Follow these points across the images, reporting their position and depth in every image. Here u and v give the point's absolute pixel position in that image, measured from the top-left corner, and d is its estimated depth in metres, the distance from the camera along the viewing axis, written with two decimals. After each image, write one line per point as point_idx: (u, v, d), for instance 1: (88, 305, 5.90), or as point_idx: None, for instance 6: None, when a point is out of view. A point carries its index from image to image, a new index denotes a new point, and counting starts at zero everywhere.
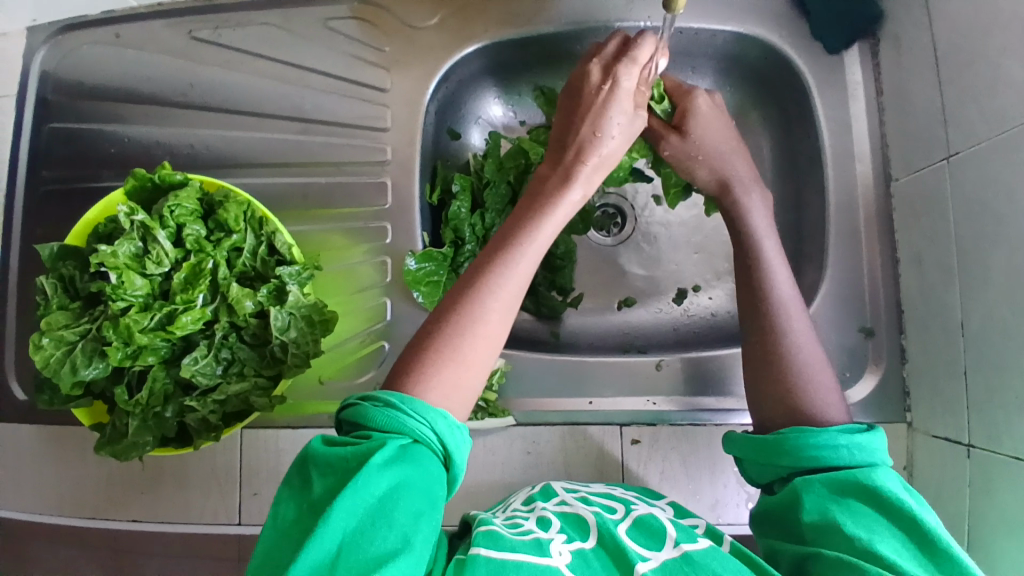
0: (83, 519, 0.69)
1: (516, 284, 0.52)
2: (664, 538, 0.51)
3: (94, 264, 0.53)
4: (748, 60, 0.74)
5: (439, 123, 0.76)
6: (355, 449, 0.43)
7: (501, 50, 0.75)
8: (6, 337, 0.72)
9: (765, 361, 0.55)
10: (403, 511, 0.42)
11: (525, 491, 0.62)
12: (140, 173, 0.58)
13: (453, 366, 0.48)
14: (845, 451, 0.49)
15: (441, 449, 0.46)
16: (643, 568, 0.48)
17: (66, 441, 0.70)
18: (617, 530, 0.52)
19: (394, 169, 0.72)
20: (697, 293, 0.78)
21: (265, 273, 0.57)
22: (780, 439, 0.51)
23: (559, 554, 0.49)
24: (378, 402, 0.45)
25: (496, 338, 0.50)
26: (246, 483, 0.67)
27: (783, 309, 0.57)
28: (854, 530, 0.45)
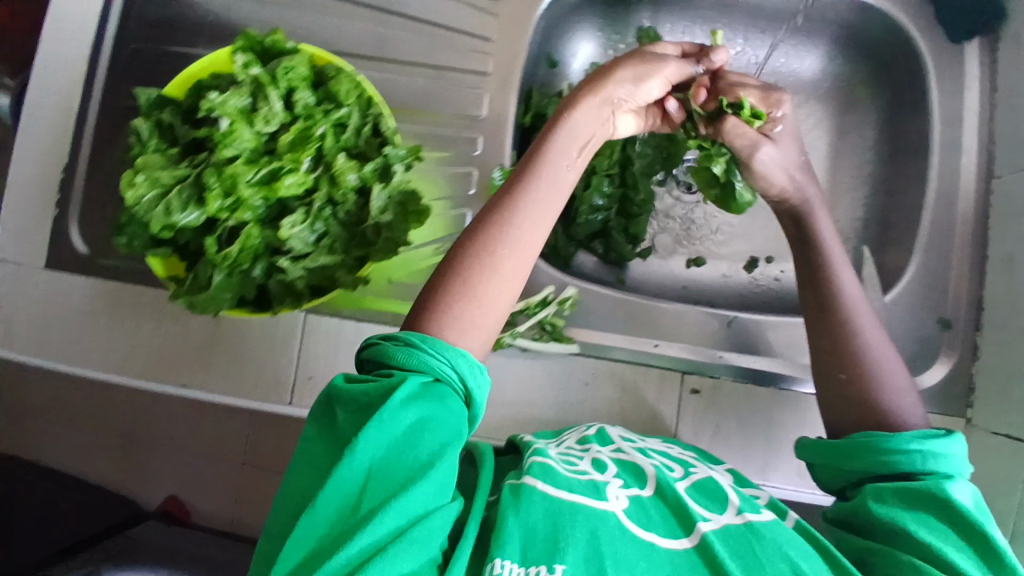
0: (129, 379, 0.69)
1: (533, 228, 0.49)
2: (727, 502, 0.51)
3: (205, 110, 0.51)
4: (866, 36, 0.73)
5: (540, 46, 0.74)
6: (377, 385, 0.43)
7: None
8: (76, 192, 0.73)
9: (833, 364, 0.57)
10: (426, 444, 0.43)
11: (580, 431, 0.62)
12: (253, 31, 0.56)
13: (467, 302, 0.47)
14: (911, 457, 0.49)
15: (463, 387, 0.45)
16: (705, 527, 0.49)
17: (124, 300, 0.70)
18: (678, 488, 0.53)
19: (493, 83, 0.70)
20: (768, 264, 0.77)
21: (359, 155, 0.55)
22: (849, 443, 0.52)
23: (616, 499, 0.51)
24: (399, 341, 0.45)
25: (513, 277, 0.48)
26: (302, 367, 0.68)
27: (850, 311, 0.57)
28: (921, 536, 0.46)
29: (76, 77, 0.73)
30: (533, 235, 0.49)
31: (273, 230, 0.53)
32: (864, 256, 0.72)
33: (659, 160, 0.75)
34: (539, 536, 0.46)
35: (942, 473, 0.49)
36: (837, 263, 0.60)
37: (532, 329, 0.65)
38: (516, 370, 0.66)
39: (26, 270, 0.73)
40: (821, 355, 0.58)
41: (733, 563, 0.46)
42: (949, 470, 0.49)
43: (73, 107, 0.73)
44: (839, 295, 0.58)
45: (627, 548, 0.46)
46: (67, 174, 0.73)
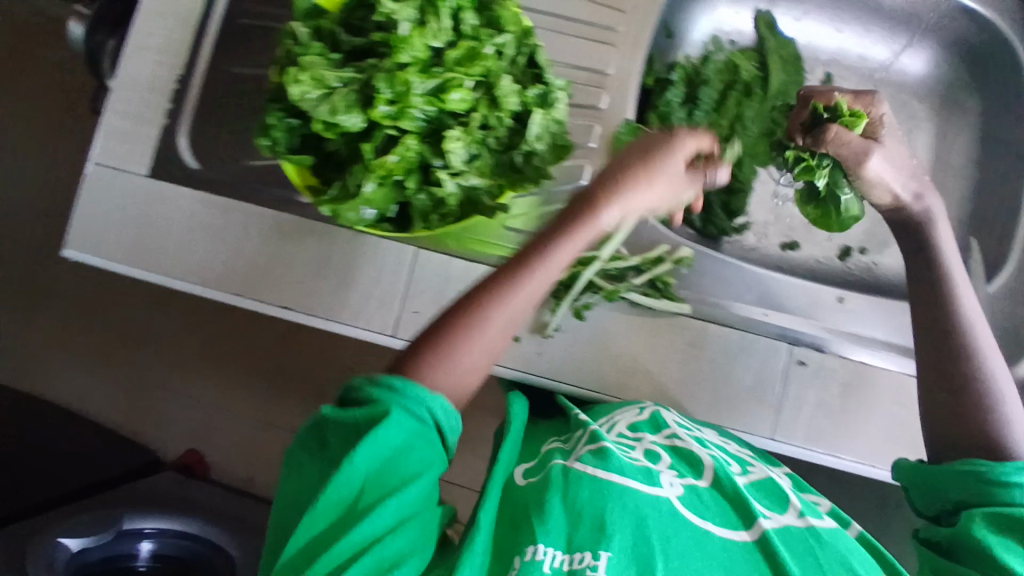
0: (230, 296, 0.69)
1: (521, 305, 0.50)
2: (788, 505, 0.53)
3: (382, 17, 0.52)
4: (973, 46, 0.77)
5: (665, 13, 0.74)
6: (364, 413, 0.46)
7: None
8: (186, 104, 0.72)
9: (944, 384, 0.55)
10: (408, 467, 0.45)
11: (632, 414, 0.62)
12: None
13: (447, 358, 0.49)
14: (1013, 490, 0.48)
15: (438, 424, 0.48)
16: (766, 523, 0.50)
17: (232, 217, 0.70)
18: (735, 481, 0.54)
19: (623, 38, 0.69)
20: (861, 254, 0.79)
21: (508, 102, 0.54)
22: (952, 470, 0.51)
23: (670, 486, 0.52)
24: (381, 384, 0.48)
25: (495, 345, 0.50)
26: (408, 301, 0.68)
27: (966, 325, 0.56)
28: (1006, 559, 0.47)
29: None
30: (524, 308, 0.50)
31: (430, 145, 0.54)
32: (972, 248, 0.75)
33: (763, 143, 0.74)
34: (584, 520, 0.47)
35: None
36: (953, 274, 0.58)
37: (642, 286, 0.65)
38: (625, 325, 0.66)
39: (128, 177, 0.71)
40: (937, 362, 0.55)
41: (791, 559, 0.48)
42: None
43: (192, 18, 0.72)
44: (959, 311, 0.56)
45: (679, 533, 0.48)
46: (180, 85, 0.72)
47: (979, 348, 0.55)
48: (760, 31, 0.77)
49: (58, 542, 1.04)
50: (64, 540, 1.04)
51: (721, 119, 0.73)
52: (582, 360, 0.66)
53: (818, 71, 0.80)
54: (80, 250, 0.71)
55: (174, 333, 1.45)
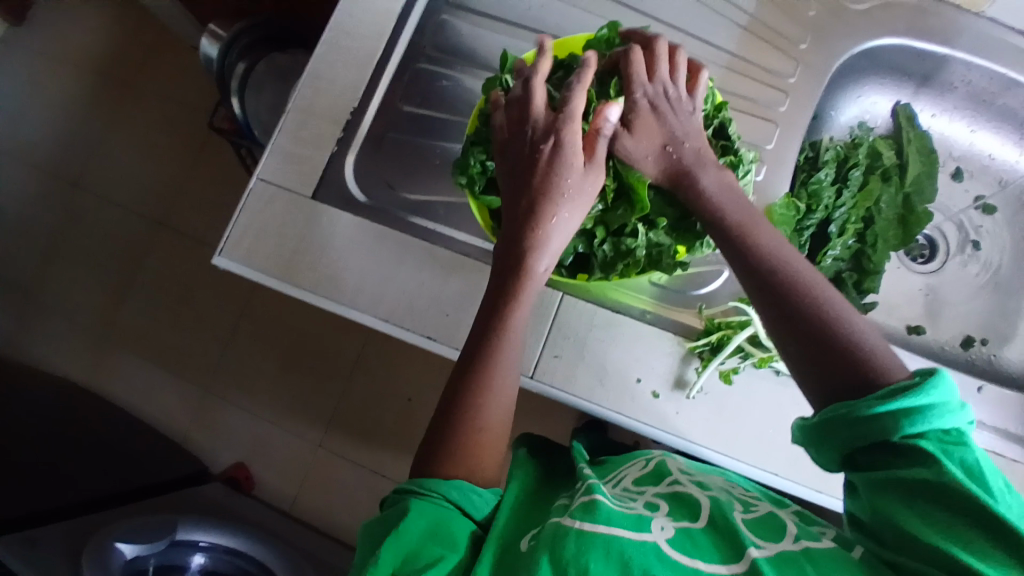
0: (376, 320, 0.71)
1: (495, 378, 0.58)
2: (785, 533, 0.53)
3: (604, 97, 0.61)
4: None
5: (821, 100, 0.78)
6: (391, 515, 0.52)
7: (909, 54, 0.78)
8: (356, 133, 0.76)
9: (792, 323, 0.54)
10: (430, 548, 0.49)
11: (638, 471, 0.67)
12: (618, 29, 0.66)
13: (458, 451, 0.56)
14: (885, 416, 0.47)
15: (457, 505, 0.52)
16: (756, 552, 0.49)
17: (386, 244, 0.72)
18: (735, 518, 0.54)
19: (784, 122, 0.74)
20: (983, 346, 0.80)
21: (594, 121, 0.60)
22: (837, 419, 0.50)
23: (659, 530, 0.52)
24: (407, 488, 0.53)
25: (494, 420, 0.58)
26: (549, 343, 0.69)
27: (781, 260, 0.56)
28: (931, 538, 0.44)
29: (382, 29, 0.78)
30: (498, 388, 0.58)
31: (626, 206, 0.62)
32: None
33: (896, 228, 0.77)
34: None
35: (950, 429, 0.47)
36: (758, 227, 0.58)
37: None
38: (766, 394, 0.67)
39: (290, 194, 0.74)
40: (820, 356, 0.52)
41: None
42: (954, 423, 0.47)
43: (374, 54, 0.77)
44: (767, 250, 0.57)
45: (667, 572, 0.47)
46: (353, 114, 0.76)
47: (792, 282, 0.55)
48: (901, 122, 0.81)
49: (115, 545, 0.95)
50: (121, 545, 0.96)
51: (864, 199, 0.76)
52: (719, 422, 0.67)
53: (949, 165, 0.85)
54: (231, 259, 0.73)
55: (238, 344, 1.46)
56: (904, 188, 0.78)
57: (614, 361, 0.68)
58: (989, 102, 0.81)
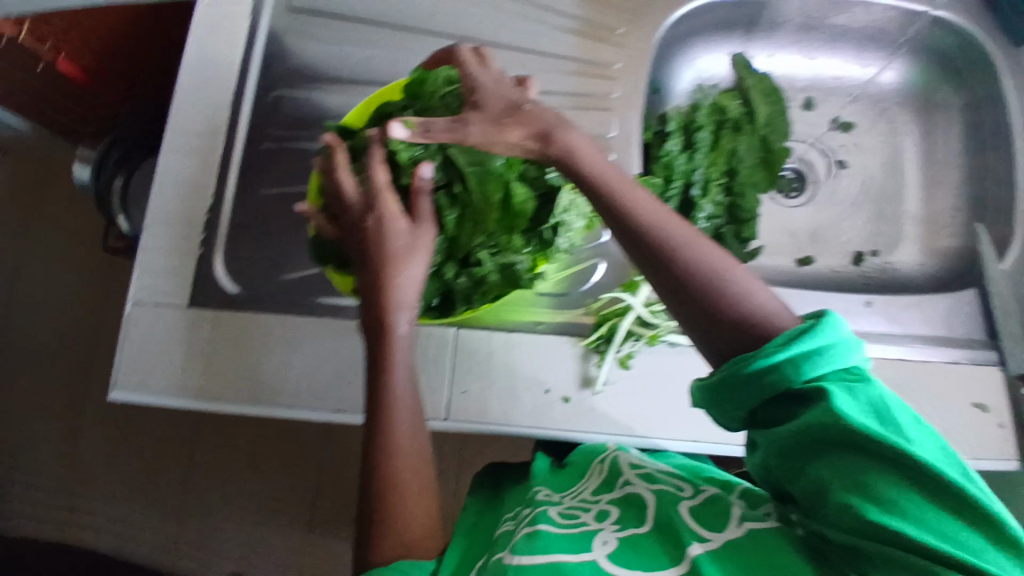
0: (283, 409, 0.70)
1: (409, 442, 0.54)
2: (729, 517, 0.48)
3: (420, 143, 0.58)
4: (942, 50, 0.80)
5: (652, 72, 0.79)
6: None
7: (726, 6, 0.78)
8: (220, 230, 0.76)
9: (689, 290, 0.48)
10: None
11: (596, 476, 0.60)
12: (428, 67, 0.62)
13: (389, 530, 0.51)
14: (782, 367, 0.44)
15: None
16: (696, 548, 0.45)
17: (272, 332, 0.72)
18: (679, 511, 0.50)
19: (621, 106, 0.76)
20: (874, 257, 0.80)
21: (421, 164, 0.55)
22: (734, 377, 0.46)
23: (603, 544, 0.47)
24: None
25: (422, 485, 0.53)
26: (455, 381, 0.68)
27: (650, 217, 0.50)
28: (847, 492, 0.41)
29: (217, 122, 0.77)
30: (413, 449, 0.54)
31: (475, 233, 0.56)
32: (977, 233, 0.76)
33: (759, 172, 0.78)
34: None
35: (847, 370, 0.45)
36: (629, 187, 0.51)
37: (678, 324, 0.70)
38: (668, 367, 0.68)
39: (165, 309, 0.73)
40: (716, 332, 0.47)
41: None
42: (850, 363, 0.45)
43: (215, 147, 0.77)
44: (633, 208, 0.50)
45: None
46: (211, 212, 0.76)
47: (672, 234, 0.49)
48: (741, 70, 0.80)
49: None
50: None
51: (719, 157, 0.76)
52: (631, 410, 0.67)
53: (798, 97, 0.83)
54: (129, 389, 0.71)
55: None
56: (759, 132, 0.78)
57: (521, 379, 0.68)
58: (818, 26, 0.80)
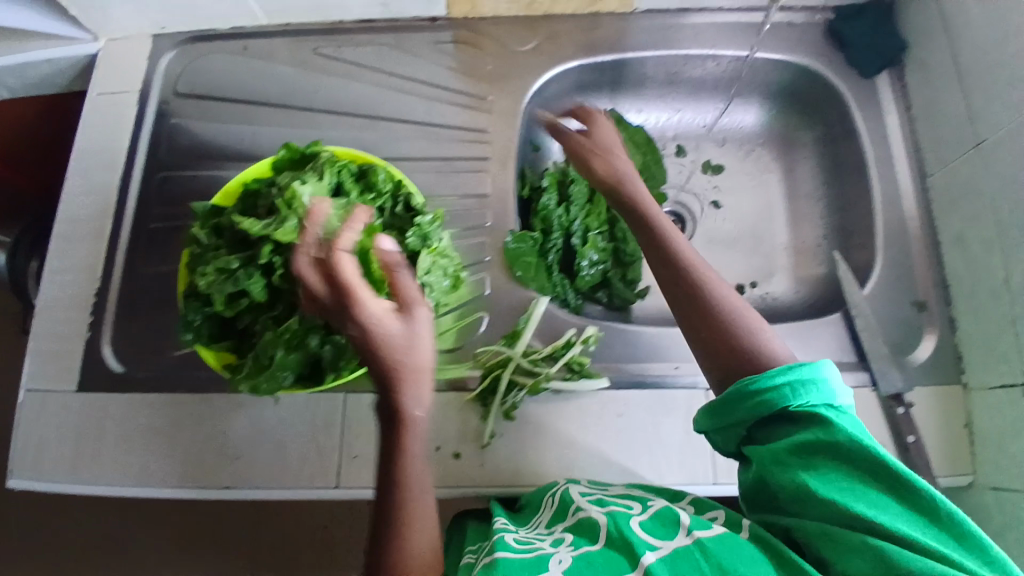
0: (174, 489, 0.70)
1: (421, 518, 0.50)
2: (679, 525, 0.49)
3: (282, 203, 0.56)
4: (795, 87, 0.83)
5: (527, 132, 0.84)
6: None
7: (590, 71, 0.83)
8: (108, 313, 0.76)
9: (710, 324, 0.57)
10: None
11: (550, 508, 0.59)
12: (295, 145, 0.64)
13: None
14: (770, 387, 0.51)
15: None
16: (650, 557, 0.46)
17: (162, 410, 0.72)
18: (631, 525, 0.50)
19: (494, 165, 0.79)
20: (753, 288, 0.83)
21: (277, 237, 0.55)
22: (729, 396, 0.53)
23: (557, 564, 0.47)
24: None
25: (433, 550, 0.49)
26: (345, 447, 0.69)
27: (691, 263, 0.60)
28: (826, 493, 0.46)
29: (107, 206, 0.79)
30: (425, 521, 0.50)
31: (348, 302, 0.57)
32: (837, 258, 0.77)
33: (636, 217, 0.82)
34: None
35: (830, 402, 0.50)
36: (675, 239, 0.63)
37: (563, 371, 0.71)
38: (554, 414, 0.70)
39: (57, 395, 0.73)
40: (716, 361, 0.56)
41: None
42: (835, 397, 0.51)
43: (102, 231, 0.78)
44: (680, 258, 0.61)
45: None
46: (99, 296, 0.76)
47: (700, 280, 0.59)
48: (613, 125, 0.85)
49: None
50: None
51: (595, 207, 0.82)
52: (518, 461, 0.68)
53: (670, 145, 0.89)
54: (21, 478, 0.71)
55: None
56: None
57: None
58: (679, 79, 0.85)
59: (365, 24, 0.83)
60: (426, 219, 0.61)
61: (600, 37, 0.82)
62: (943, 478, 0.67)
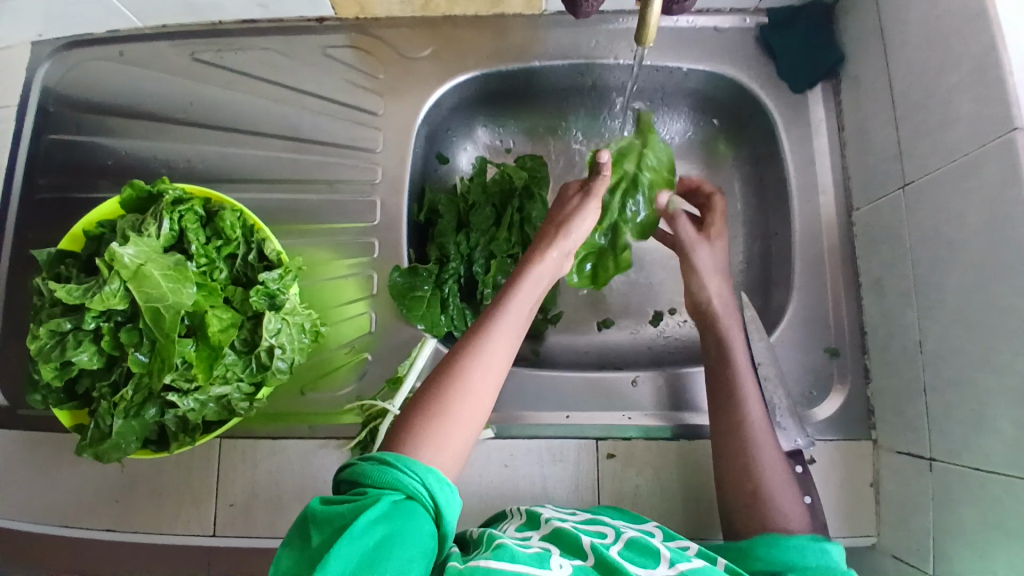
0: (52, 527, 0.69)
1: (497, 357, 0.54)
2: (659, 556, 0.47)
3: (107, 264, 0.53)
4: (722, 99, 0.75)
5: (427, 148, 0.78)
6: (353, 504, 0.43)
7: (489, 80, 0.76)
8: None
9: (754, 499, 0.56)
10: (399, 556, 0.41)
11: (518, 517, 0.56)
12: (138, 183, 0.59)
13: (443, 424, 0.49)
14: (792, 540, 0.50)
15: (433, 504, 0.45)
16: None
17: (41, 448, 0.71)
18: (612, 553, 0.48)
19: (384, 190, 0.73)
20: (672, 316, 0.79)
21: (94, 304, 0.52)
22: (747, 545, 0.51)
23: (559, 568, 0.45)
24: (375, 460, 0.46)
25: (485, 395, 0.52)
26: (222, 494, 0.68)
27: (755, 434, 0.59)
28: None
29: None
30: (498, 363, 0.54)
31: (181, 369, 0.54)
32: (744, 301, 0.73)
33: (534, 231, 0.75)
34: None
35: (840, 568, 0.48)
36: (737, 387, 0.61)
37: None
38: None
39: None
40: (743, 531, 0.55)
41: None
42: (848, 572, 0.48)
43: None
44: (747, 419, 0.59)
45: None
46: None
47: (753, 436, 0.59)
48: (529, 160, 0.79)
49: None
50: None
51: (500, 231, 0.75)
52: None
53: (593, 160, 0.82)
54: None
55: None
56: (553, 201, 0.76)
57: (288, 488, 0.67)
58: (597, 89, 0.78)
59: (247, 26, 0.77)
60: (273, 275, 0.57)
61: (506, 43, 0.74)
62: (838, 539, 0.62)
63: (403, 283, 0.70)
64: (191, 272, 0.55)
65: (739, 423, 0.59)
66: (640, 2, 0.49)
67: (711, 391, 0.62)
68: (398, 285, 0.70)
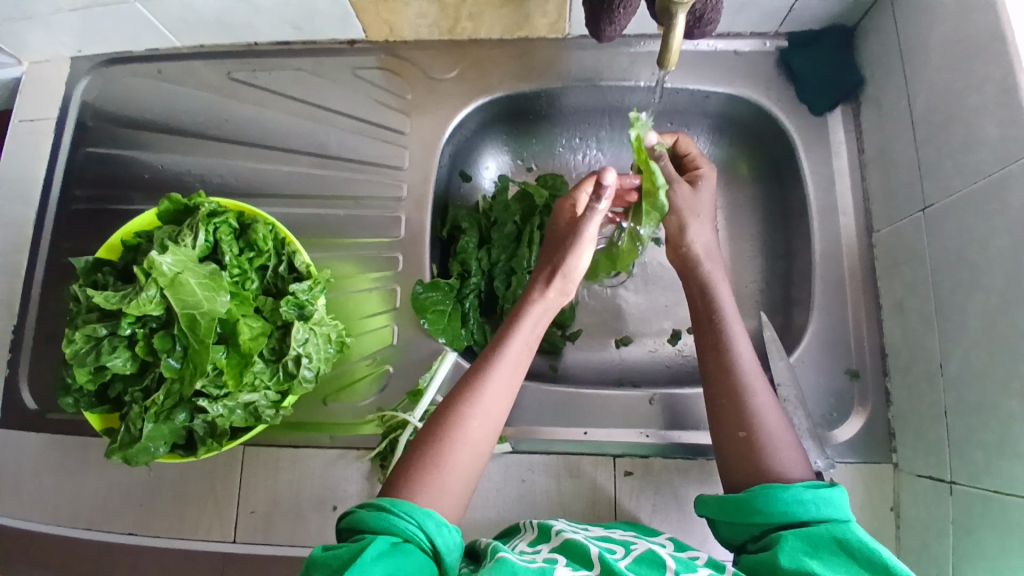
0: (76, 530, 0.70)
1: (496, 403, 0.54)
2: (665, 568, 0.47)
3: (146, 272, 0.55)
4: (742, 121, 0.76)
5: (451, 166, 0.80)
6: (351, 547, 0.44)
7: (513, 100, 0.78)
8: (23, 349, 0.76)
9: (747, 446, 0.53)
10: None
11: (530, 532, 0.57)
12: (176, 196, 0.62)
13: (439, 473, 0.50)
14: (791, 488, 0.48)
15: (430, 547, 0.46)
16: None
17: (68, 451, 0.73)
18: (619, 565, 0.48)
19: (409, 206, 0.75)
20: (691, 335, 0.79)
21: (131, 309, 0.54)
22: (748, 496, 0.50)
23: None
24: (371, 507, 0.47)
25: (481, 442, 0.53)
26: (243, 501, 0.69)
27: (746, 379, 0.56)
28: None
29: (23, 239, 0.79)
30: (496, 409, 0.54)
31: (213, 376, 0.56)
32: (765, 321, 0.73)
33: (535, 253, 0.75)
34: None
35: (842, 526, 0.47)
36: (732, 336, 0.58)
37: None
38: None
39: None
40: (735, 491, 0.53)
41: None
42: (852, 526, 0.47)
43: (18, 266, 0.78)
44: (737, 364, 0.57)
45: None
46: (15, 332, 0.76)
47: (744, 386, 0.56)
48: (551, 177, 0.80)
49: None
50: None
51: (521, 248, 0.76)
52: None
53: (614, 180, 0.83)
54: None
55: None
56: None
57: (307, 497, 0.68)
58: (619, 109, 0.79)
59: (281, 47, 0.80)
60: (303, 286, 0.59)
61: (531, 65, 0.77)
62: None
63: (426, 297, 0.71)
64: (226, 281, 0.57)
65: (728, 367, 0.56)
66: (664, 26, 0.50)
67: (701, 345, 0.59)
68: (425, 301, 0.71)
